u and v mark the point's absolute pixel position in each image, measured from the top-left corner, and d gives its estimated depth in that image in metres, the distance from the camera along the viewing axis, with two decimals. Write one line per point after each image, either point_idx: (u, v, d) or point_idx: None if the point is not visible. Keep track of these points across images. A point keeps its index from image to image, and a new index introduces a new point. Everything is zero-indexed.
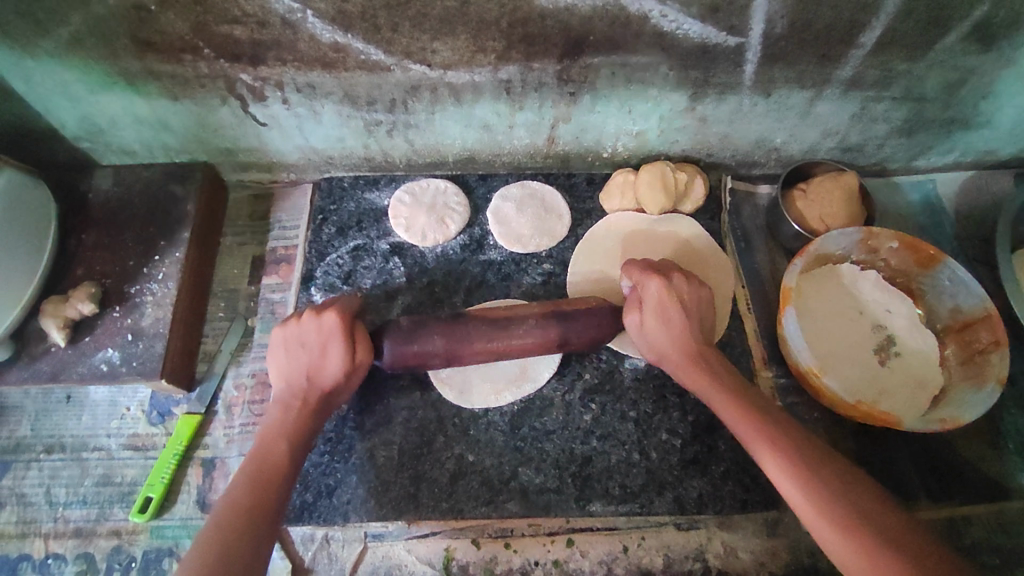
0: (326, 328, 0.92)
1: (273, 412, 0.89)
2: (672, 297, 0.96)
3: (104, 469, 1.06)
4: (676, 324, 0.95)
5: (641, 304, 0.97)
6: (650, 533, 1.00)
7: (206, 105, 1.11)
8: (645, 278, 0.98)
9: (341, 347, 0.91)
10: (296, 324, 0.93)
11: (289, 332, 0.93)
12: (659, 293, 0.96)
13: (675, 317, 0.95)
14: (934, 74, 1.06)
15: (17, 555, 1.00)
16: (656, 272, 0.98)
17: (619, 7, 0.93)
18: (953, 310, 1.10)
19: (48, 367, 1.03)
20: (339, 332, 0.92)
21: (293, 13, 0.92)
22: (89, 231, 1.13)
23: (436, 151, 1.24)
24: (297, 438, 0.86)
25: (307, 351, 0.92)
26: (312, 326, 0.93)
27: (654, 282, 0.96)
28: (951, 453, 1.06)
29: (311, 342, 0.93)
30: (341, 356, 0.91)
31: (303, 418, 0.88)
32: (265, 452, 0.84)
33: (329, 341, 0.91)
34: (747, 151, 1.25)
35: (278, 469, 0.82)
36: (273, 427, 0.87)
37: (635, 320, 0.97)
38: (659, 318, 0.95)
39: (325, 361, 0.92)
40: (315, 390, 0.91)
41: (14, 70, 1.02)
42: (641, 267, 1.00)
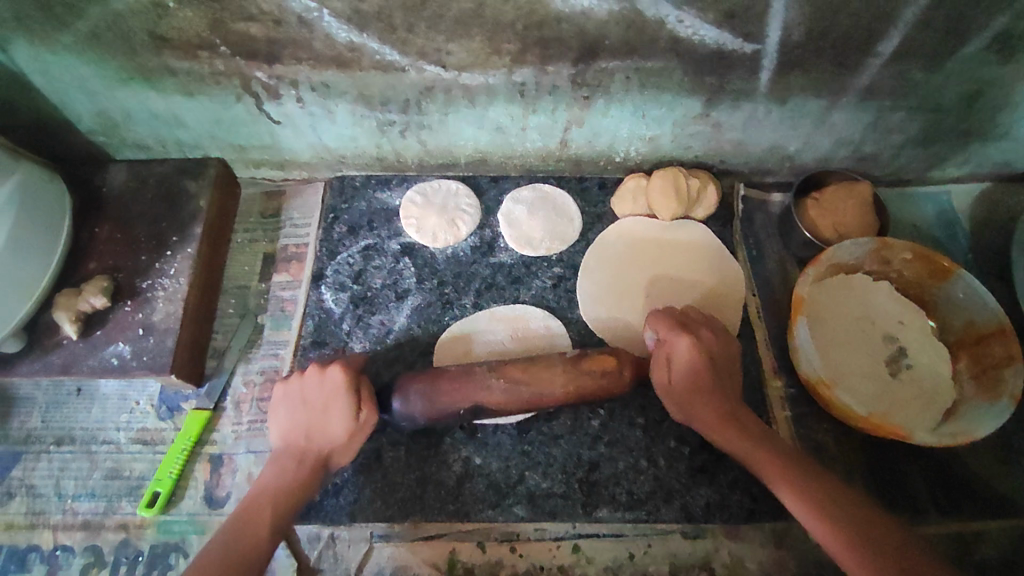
0: (332, 385, 0.93)
1: (269, 470, 0.91)
2: (701, 356, 0.96)
3: (113, 462, 1.06)
4: (704, 386, 0.95)
5: (669, 363, 0.97)
6: (657, 541, 0.98)
7: (221, 102, 1.11)
8: (674, 336, 0.97)
9: (344, 406, 0.92)
10: (300, 380, 0.95)
11: (292, 388, 0.95)
12: (691, 353, 0.96)
13: (705, 377, 0.95)
14: (952, 84, 1.05)
15: (26, 545, 1.01)
16: (685, 330, 0.98)
17: (636, 12, 0.93)
18: (967, 323, 1.09)
19: (59, 359, 1.04)
20: (343, 392, 0.92)
21: (309, 12, 0.92)
22: (102, 224, 1.14)
23: (448, 153, 1.24)
24: (286, 501, 0.88)
25: (307, 409, 0.94)
26: (316, 384, 0.94)
27: (685, 341, 0.96)
28: (961, 467, 1.05)
29: (314, 400, 0.94)
30: (344, 417, 0.92)
31: (300, 479, 0.90)
32: (258, 502, 0.87)
33: (331, 401, 0.92)
34: (761, 158, 1.25)
35: (263, 525, 0.84)
36: (267, 485, 0.89)
37: (662, 378, 0.97)
38: (688, 377, 0.95)
39: (325, 420, 0.92)
40: (315, 450, 0.92)
41: (32, 63, 1.02)
42: (667, 322, 1.00)
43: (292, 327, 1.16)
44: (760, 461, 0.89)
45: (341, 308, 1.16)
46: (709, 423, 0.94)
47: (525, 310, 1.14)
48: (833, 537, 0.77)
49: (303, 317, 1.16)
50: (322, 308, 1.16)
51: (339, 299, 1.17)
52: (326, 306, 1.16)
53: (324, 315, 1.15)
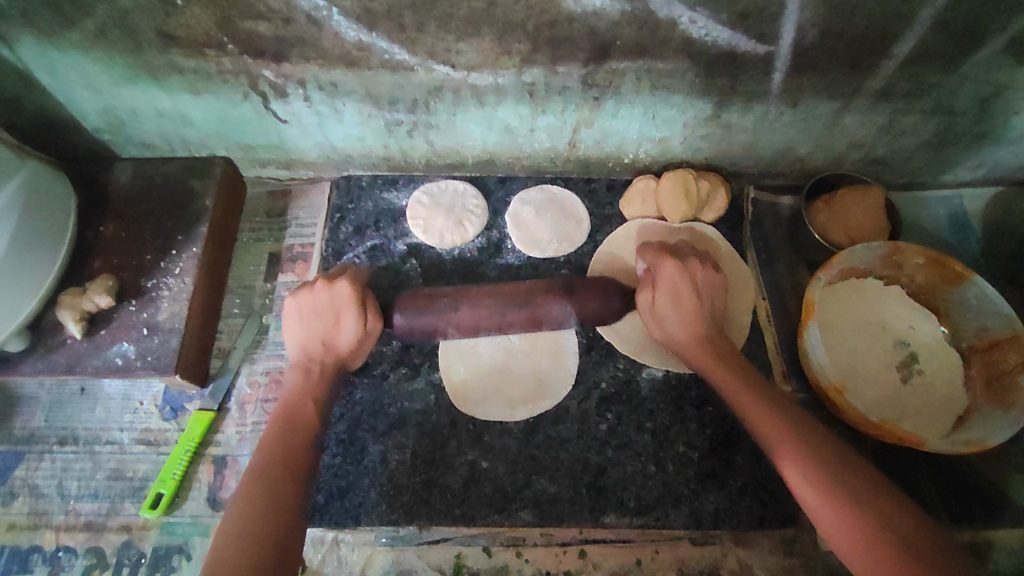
0: (338, 297, 0.94)
1: (291, 377, 0.92)
2: (686, 279, 0.99)
3: (116, 463, 1.05)
4: (689, 307, 0.98)
5: (654, 285, 1.00)
6: (665, 546, 0.98)
7: (228, 100, 1.10)
8: (659, 261, 1.01)
9: (354, 316, 0.94)
10: (309, 294, 0.95)
11: (302, 301, 0.95)
12: (675, 275, 0.99)
13: (688, 301, 0.98)
14: (966, 87, 1.04)
15: (28, 546, 1.00)
16: (670, 254, 1.01)
17: (648, 13, 0.92)
18: (979, 329, 1.07)
19: (63, 359, 1.03)
20: (350, 302, 0.94)
21: (318, 10, 0.91)
22: (107, 223, 1.13)
23: (456, 153, 1.23)
24: (320, 399, 0.90)
25: (320, 320, 0.94)
26: (324, 295, 0.95)
27: (670, 265, 1.00)
28: (974, 475, 1.04)
29: (320, 312, 0.95)
30: (351, 326, 0.94)
31: (319, 382, 0.92)
32: (293, 406, 0.88)
33: (342, 312, 0.94)
34: (771, 161, 1.24)
35: (307, 426, 0.86)
36: (291, 393, 0.90)
37: (647, 299, 1.00)
38: (673, 300, 0.98)
39: (338, 329, 0.94)
40: (328, 357, 0.94)
41: (38, 60, 1.02)
42: (655, 250, 1.04)
43: None
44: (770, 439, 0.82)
45: None
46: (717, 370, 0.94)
47: None
48: (842, 531, 0.72)
49: None
50: None
51: None
52: None
53: None
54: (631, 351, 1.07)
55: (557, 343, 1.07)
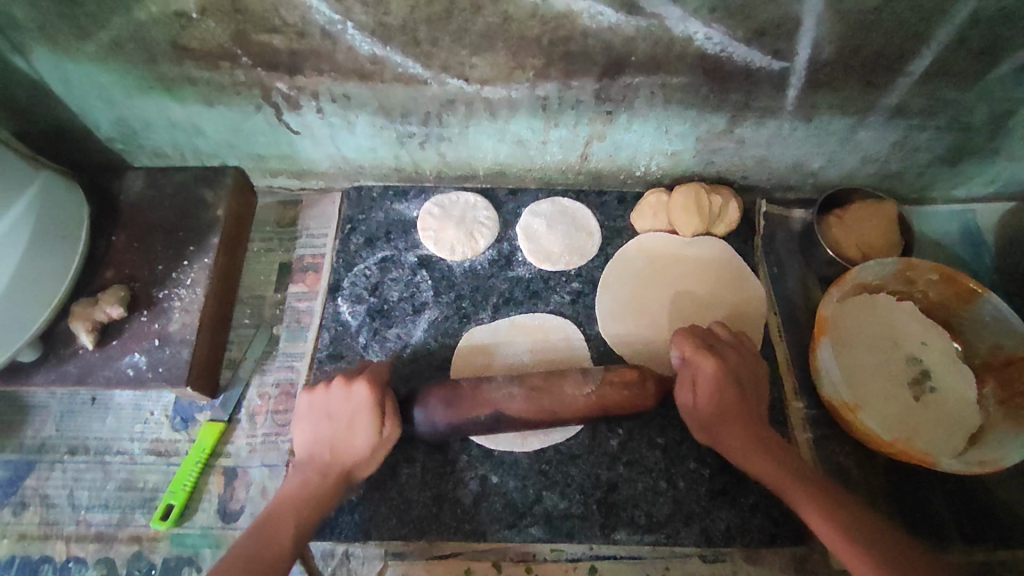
0: (357, 400, 0.92)
1: (293, 480, 0.90)
2: (728, 382, 0.93)
3: (126, 473, 1.05)
4: (732, 414, 0.92)
5: (694, 384, 0.94)
6: (676, 564, 0.96)
7: (241, 111, 1.11)
8: (699, 355, 0.94)
9: (370, 423, 0.91)
10: (325, 394, 0.94)
11: (316, 401, 0.94)
12: (716, 376, 0.93)
13: (730, 403, 0.93)
14: (983, 104, 1.03)
15: (39, 556, 1.00)
16: (710, 352, 0.94)
17: (664, 28, 0.91)
18: (994, 347, 1.06)
19: (75, 369, 1.03)
20: (369, 407, 0.91)
21: (333, 24, 0.91)
22: (119, 233, 1.13)
23: (467, 165, 1.23)
24: (306, 515, 0.87)
25: (332, 423, 0.93)
26: (342, 398, 0.93)
27: (712, 367, 0.93)
28: (986, 494, 1.03)
29: (339, 415, 0.93)
30: (369, 431, 0.91)
31: (323, 491, 0.89)
32: (271, 519, 0.86)
33: (357, 417, 0.92)
34: (784, 175, 1.23)
35: (279, 547, 0.83)
36: (290, 497, 0.88)
37: (687, 399, 0.94)
38: (713, 404, 0.92)
39: (352, 436, 0.92)
40: (338, 464, 0.91)
41: (53, 71, 1.02)
42: (693, 341, 0.96)
43: (307, 339, 1.15)
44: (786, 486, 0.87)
45: (357, 321, 1.15)
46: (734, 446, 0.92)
47: (543, 318, 1.14)
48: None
49: (319, 329, 1.15)
50: (339, 321, 1.15)
51: (355, 312, 1.16)
52: (342, 318, 1.15)
53: (341, 327, 1.14)
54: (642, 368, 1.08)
55: None
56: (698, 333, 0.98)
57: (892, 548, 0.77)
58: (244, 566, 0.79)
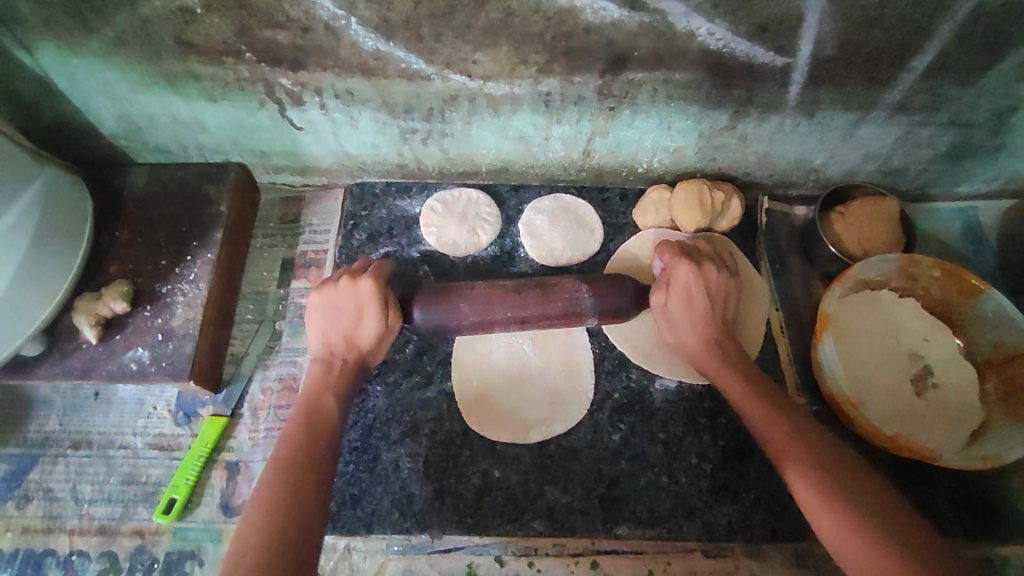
0: (362, 293, 0.97)
1: (312, 370, 0.94)
2: (700, 283, 1.00)
3: (129, 467, 1.06)
4: (699, 314, 1.00)
5: (668, 285, 1.02)
6: (677, 558, 0.97)
7: (245, 107, 1.11)
8: (678, 262, 1.02)
9: (376, 313, 0.96)
10: (334, 290, 0.98)
11: (325, 296, 0.98)
12: (690, 277, 1.00)
13: (699, 304, 1.00)
14: (985, 101, 1.04)
15: (42, 550, 1.00)
16: (687, 256, 1.02)
17: (666, 24, 0.92)
18: (995, 343, 1.06)
19: (78, 364, 1.03)
20: (374, 298, 0.97)
21: (337, 20, 0.92)
22: (122, 228, 1.14)
23: (469, 161, 1.23)
24: (340, 393, 0.92)
25: (343, 316, 0.97)
26: (348, 292, 0.98)
27: (686, 268, 1.00)
28: (989, 490, 1.03)
29: (344, 308, 0.98)
30: (378, 319, 0.97)
31: (341, 376, 0.94)
32: (314, 400, 0.90)
33: (364, 308, 0.97)
34: (785, 171, 1.23)
35: (325, 417, 0.87)
36: (315, 382, 0.92)
37: (660, 299, 1.02)
38: (684, 304, 1.00)
39: (361, 325, 0.97)
40: (351, 352, 0.97)
41: (58, 67, 1.03)
42: (673, 250, 1.04)
43: None
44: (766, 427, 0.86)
45: None
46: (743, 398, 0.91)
47: None
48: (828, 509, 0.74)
49: None
50: None
51: None
52: None
53: None
54: (644, 362, 1.07)
55: (570, 363, 1.06)
56: (681, 245, 1.06)
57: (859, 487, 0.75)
58: (305, 431, 0.84)
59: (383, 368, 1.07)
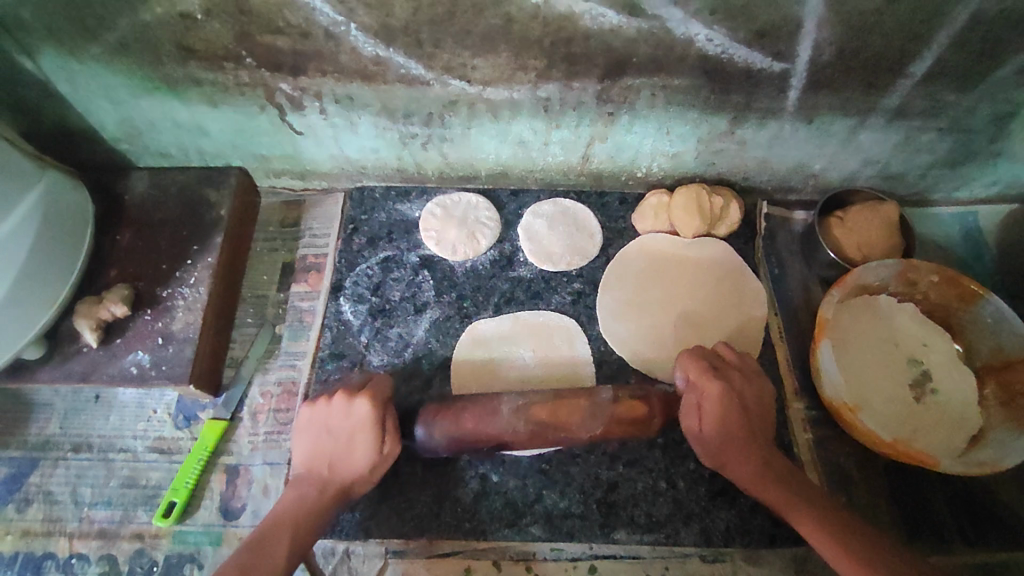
0: (359, 417, 0.92)
1: (290, 492, 0.90)
2: (733, 404, 0.92)
3: (129, 471, 1.06)
4: (736, 437, 0.91)
5: (698, 409, 0.92)
6: (675, 563, 0.96)
7: (245, 112, 1.12)
8: (707, 380, 0.93)
9: (371, 439, 0.91)
10: (327, 408, 0.94)
11: (319, 414, 0.94)
12: (722, 397, 0.92)
13: (736, 427, 0.91)
14: (983, 106, 1.04)
15: (42, 553, 1.01)
16: (714, 374, 0.94)
17: (664, 30, 0.92)
18: (994, 348, 1.07)
19: (79, 367, 1.04)
20: (370, 424, 0.92)
21: (337, 25, 0.92)
22: (123, 232, 1.14)
23: (469, 165, 1.24)
24: (305, 529, 0.87)
25: (333, 438, 0.92)
26: (342, 413, 0.93)
27: (716, 389, 0.92)
28: (987, 496, 1.03)
29: (339, 431, 0.93)
30: (371, 447, 0.91)
31: (315, 509, 0.89)
32: (271, 534, 0.86)
33: (358, 433, 0.92)
34: (785, 176, 1.23)
35: (275, 563, 0.83)
36: (288, 510, 0.89)
37: (693, 425, 0.92)
38: (720, 425, 0.91)
39: (353, 451, 0.92)
40: (336, 480, 0.91)
41: (59, 72, 1.03)
42: (701, 364, 0.95)
43: (310, 337, 1.16)
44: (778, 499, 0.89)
45: (359, 320, 1.15)
46: (731, 464, 0.92)
47: (545, 317, 1.14)
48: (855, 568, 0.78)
49: (321, 328, 1.15)
50: (341, 320, 1.15)
51: (357, 311, 1.16)
52: (344, 317, 1.16)
53: (343, 327, 1.15)
54: (643, 368, 1.09)
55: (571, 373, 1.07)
56: (703, 355, 0.98)
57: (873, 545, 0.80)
58: (241, 575, 0.79)
59: None
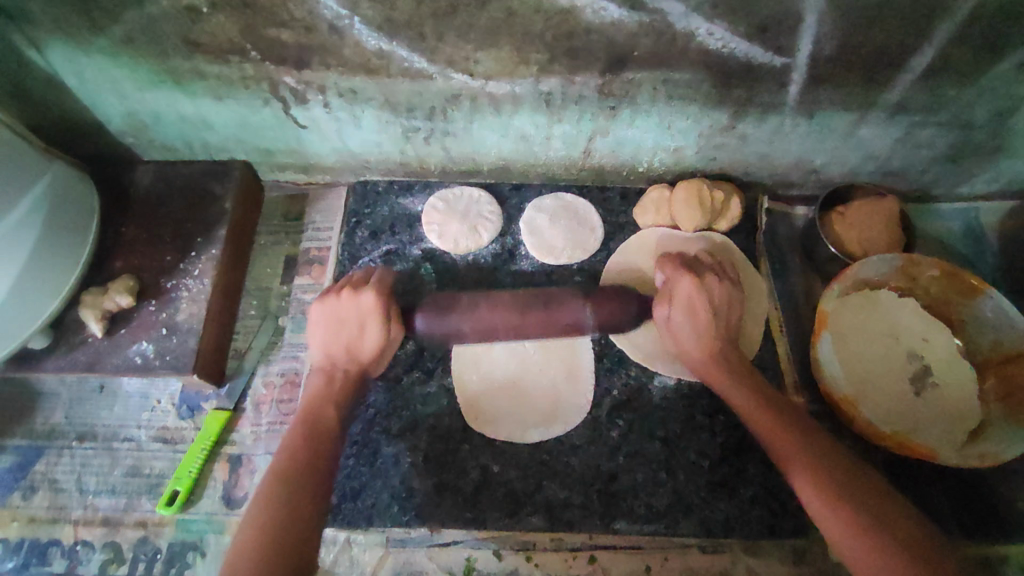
0: (365, 306, 0.98)
1: (315, 383, 0.95)
2: (703, 297, 1.00)
3: (133, 460, 1.07)
4: (705, 326, 1.00)
5: (671, 299, 1.02)
6: (674, 554, 0.97)
7: (250, 105, 1.13)
8: (678, 275, 1.03)
9: (377, 325, 0.97)
10: (335, 300, 0.99)
11: (328, 307, 0.99)
12: (692, 290, 1.00)
13: (704, 316, 1.00)
14: (984, 102, 1.04)
15: (47, 540, 1.02)
16: (689, 270, 1.03)
17: (665, 24, 0.92)
18: (995, 342, 1.07)
19: (84, 357, 1.05)
20: (375, 311, 0.97)
21: (340, 19, 0.93)
22: (128, 224, 1.15)
23: (471, 160, 1.25)
24: (342, 407, 0.93)
25: (344, 327, 0.98)
26: (350, 305, 0.98)
27: (688, 281, 1.01)
28: (987, 489, 1.03)
29: (349, 319, 0.98)
30: (379, 330, 0.97)
31: (348, 388, 0.96)
32: (317, 413, 0.91)
33: (366, 321, 0.97)
34: (786, 171, 1.24)
35: (328, 428, 0.89)
36: (315, 396, 0.93)
37: (664, 312, 1.02)
38: (690, 315, 1.00)
39: (364, 337, 0.98)
40: (353, 362, 0.98)
41: (66, 65, 1.04)
42: (675, 263, 1.05)
43: None
44: (773, 436, 0.87)
45: None
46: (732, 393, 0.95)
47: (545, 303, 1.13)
48: (832, 508, 0.77)
49: None
50: None
51: None
52: None
53: None
54: (644, 360, 1.07)
55: (571, 361, 1.07)
56: (681, 258, 1.07)
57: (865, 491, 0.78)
58: (301, 452, 0.85)
59: None
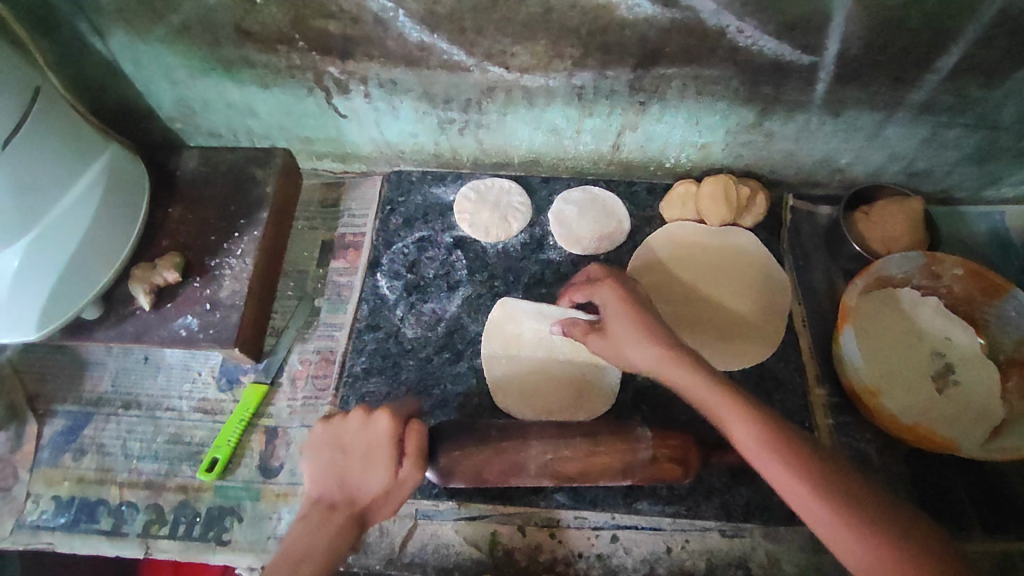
0: (376, 434, 0.86)
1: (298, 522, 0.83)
2: (623, 297, 0.99)
3: (175, 428, 1.12)
4: (637, 321, 0.96)
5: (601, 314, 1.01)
6: (695, 537, 0.99)
7: (294, 94, 1.18)
8: (596, 286, 1.03)
9: (386, 458, 0.84)
10: (342, 422, 0.89)
11: (332, 431, 0.88)
12: (612, 293, 1.00)
13: (631, 309, 0.97)
14: (1011, 103, 1.05)
15: (95, 499, 1.07)
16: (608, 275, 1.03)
17: (698, 21, 0.96)
18: (1017, 341, 1.08)
19: (132, 328, 1.10)
20: (385, 442, 0.85)
21: (386, 11, 0.98)
22: (176, 205, 1.21)
23: (502, 152, 1.29)
24: (323, 554, 0.79)
25: (346, 454, 0.86)
26: (358, 428, 0.87)
27: (606, 286, 1.01)
28: (1008, 486, 1.04)
29: (355, 446, 0.87)
30: (386, 471, 0.84)
31: (332, 533, 0.81)
32: (291, 549, 0.79)
33: (373, 450, 0.85)
34: (811, 170, 1.26)
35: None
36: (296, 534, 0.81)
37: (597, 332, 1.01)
38: (615, 316, 0.98)
39: (368, 473, 0.85)
40: (350, 503, 0.84)
41: (125, 51, 1.10)
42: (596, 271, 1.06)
43: (347, 311, 1.21)
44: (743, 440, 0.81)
45: (394, 295, 1.21)
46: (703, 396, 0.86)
47: None
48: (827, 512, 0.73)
49: (358, 302, 1.21)
50: (378, 294, 1.21)
51: (393, 287, 1.21)
52: (380, 292, 1.21)
53: (379, 300, 1.20)
54: None
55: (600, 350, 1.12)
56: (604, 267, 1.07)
57: (846, 484, 0.75)
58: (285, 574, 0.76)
59: (418, 345, 1.16)
